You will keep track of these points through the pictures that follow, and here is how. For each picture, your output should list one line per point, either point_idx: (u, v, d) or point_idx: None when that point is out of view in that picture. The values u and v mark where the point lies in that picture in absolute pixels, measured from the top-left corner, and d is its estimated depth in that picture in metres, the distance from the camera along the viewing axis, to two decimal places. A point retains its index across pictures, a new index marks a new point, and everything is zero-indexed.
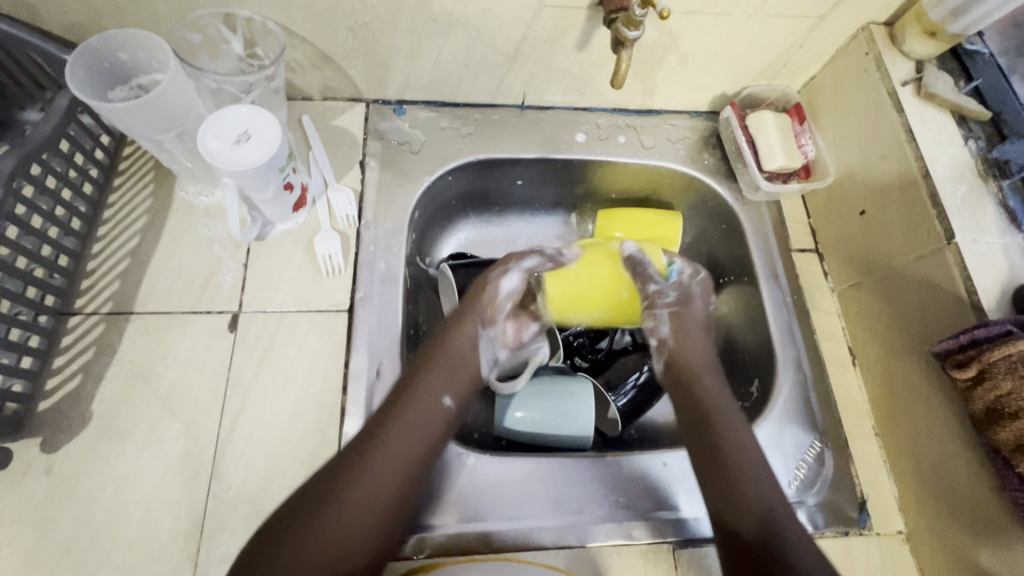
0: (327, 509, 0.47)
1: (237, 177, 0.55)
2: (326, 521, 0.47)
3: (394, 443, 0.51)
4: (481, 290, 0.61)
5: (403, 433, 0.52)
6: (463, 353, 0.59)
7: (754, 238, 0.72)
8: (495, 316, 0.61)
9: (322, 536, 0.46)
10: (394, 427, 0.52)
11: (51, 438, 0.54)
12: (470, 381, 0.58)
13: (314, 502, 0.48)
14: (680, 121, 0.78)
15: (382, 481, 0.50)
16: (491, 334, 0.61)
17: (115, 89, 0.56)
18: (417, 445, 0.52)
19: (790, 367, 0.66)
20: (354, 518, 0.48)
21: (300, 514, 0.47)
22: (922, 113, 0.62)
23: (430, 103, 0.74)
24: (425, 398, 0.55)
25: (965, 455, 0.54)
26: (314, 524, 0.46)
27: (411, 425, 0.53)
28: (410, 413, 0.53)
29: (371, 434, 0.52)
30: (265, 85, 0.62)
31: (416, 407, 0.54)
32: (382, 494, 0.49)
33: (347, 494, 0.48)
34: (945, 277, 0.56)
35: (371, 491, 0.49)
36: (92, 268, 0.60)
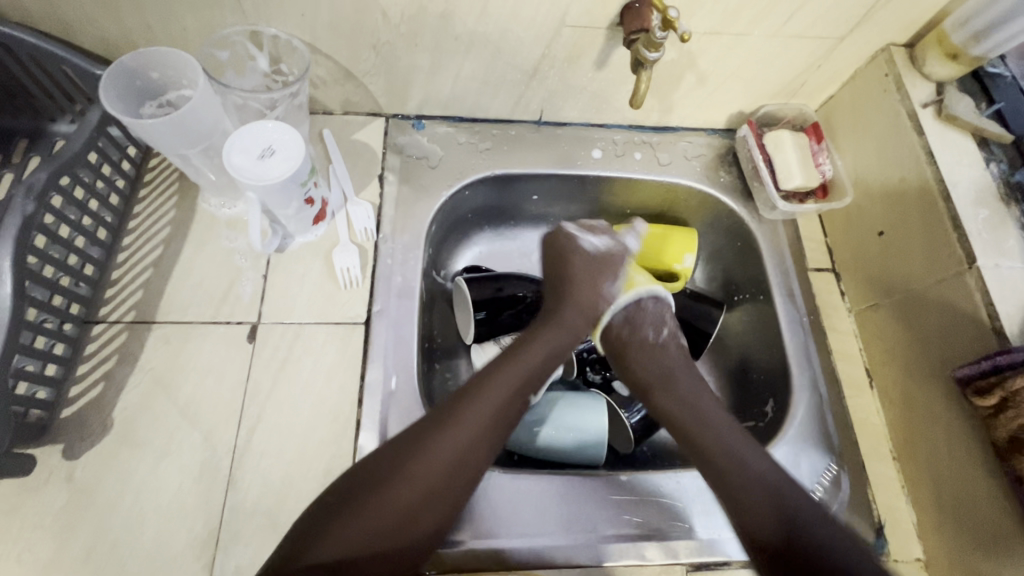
0: (396, 485, 0.48)
1: (260, 191, 0.56)
2: (399, 490, 0.48)
3: (477, 419, 0.52)
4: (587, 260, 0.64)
5: (486, 420, 0.53)
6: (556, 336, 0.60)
7: (769, 256, 0.72)
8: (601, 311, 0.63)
9: (393, 510, 0.47)
10: (478, 403, 0.53)
11: (73, 445, 0.55)
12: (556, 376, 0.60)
13: (381, 471, 0.49)
14: (696, 139, 0.78)
15: (458, 459, 0.50)
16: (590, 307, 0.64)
17: (145, 104, 0.57)
18: (499, 429, 0.53)
19: (806, 388, 0.65)
20: (422, 493, 0.48)
21: (335, 501, 0.47)
22: (942, 135, 0.62)
23: (448, 119, 0.75)
24: (510, 378, 0.56)
25: (987, 484, 0.53)
26: (386, 492, 0.47)
27: (496, 404, 0.54)
28: (497, 401, 0.54)
29: (450, 408, 0.52)
30: (290, 101, 0.62)
31: (501, 386, 0.55)
32: (458, 472, 0.50)
33: (420, 466, 0.49)
34: (966, 301, 0.55)
35: (446, 467, 0.50)
36: (117, 278, 0.61)
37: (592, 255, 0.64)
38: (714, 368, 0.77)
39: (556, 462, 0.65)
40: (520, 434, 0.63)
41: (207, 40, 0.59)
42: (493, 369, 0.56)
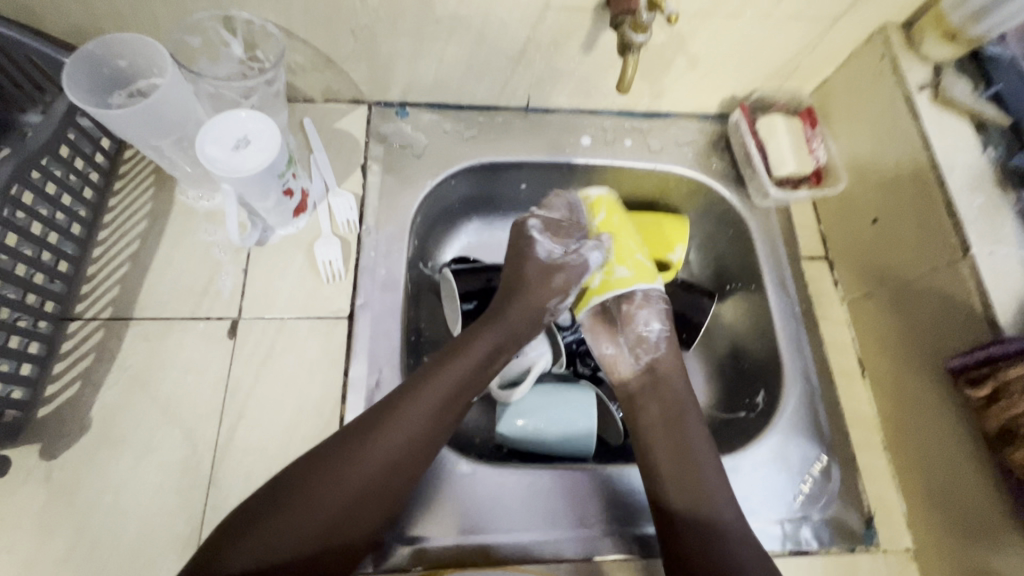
0: (337, 467, 0.48)
1: (236, 183, 0.55)
2: (333, 487, 0.47)
3: (417, 417, 0.52)
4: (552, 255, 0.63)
5: (432, 399, 0.53)
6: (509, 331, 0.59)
7: (762, 244, 0.71)
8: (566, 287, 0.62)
9: (332, 491, 0.47)
10: (420, 400, 0.52)
11: (50, 445, 0.54)
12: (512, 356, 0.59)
13: (316, 468, 0.48)
14: (688, 125, 0.76)
15: (394, 459, 0.50)
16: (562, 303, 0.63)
17: (114, 94, 0.55)
18: (441, 426, 0.53)
19: (797, 379, 0.64)
20: (356, 491, 0.48)
21: (265, 499, 0.46)
22: (939, 119, 0.60)
23: (432, 106, 0.73)
24: (457, 374, 0.55)
25: (977, 475, 0.53)
26: (319, 491, 0.47)
27: (441, 400, 0.53)
28: (445, 380, 0.54)
29: (392, 405, 0.52)
30: (266, 89, 0.60)
31: (446, 382, 0.54)
32: (394, 469, 0.50)
33: (356, 464, 0.48)
34: (960, 289, 0.54)
35: (385, 463, 0.49)
36: (93, 274, 0.60)
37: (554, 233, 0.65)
38: (706, 359, 0.76)
39: (545, 455, 0.64)
40: (508, 428, 0.63)
41: (178, 25, 0.57)
42: (441, 363, 0.55)
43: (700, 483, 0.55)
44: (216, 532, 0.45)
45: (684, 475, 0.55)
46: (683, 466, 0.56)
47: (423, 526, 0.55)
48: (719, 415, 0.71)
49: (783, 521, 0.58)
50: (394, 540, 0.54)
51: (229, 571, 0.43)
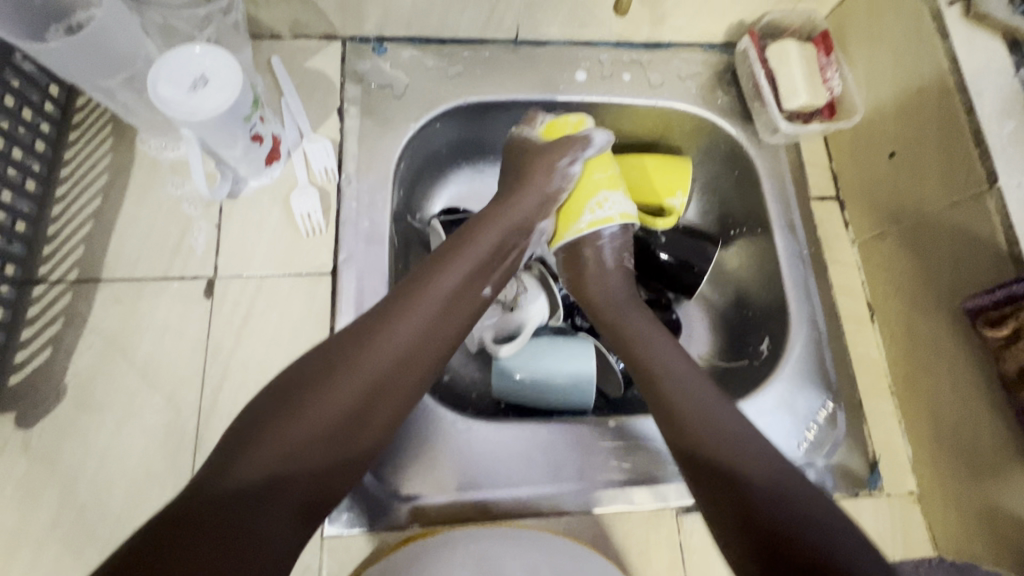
0: (340, 374, 0.45)
1: (196, 128, 0.50)
2: (343, 386, 0.45)
3: (423, 316, 0.50)
4: (537, 173, 0.60)
5: (436, 306, 0.50)
6: (504, 240, 0.57)
7: (770, 185, 0.66)
8: (550, 204, 0.61)
9: (336, 400, 0.44)
10: (426, 300, 0.50)
11: (27, 412, 0.52)
12: (508, 270, 0.58)
13: (320, 374, 0.45)
14: (692, 55, 0.70)
15: (406, 357, 0.48)
16: (538, 230, 0.61)
17: (52, 29, 0.49)
18: (447, 328, 0.51)
19: (804, 325, 0.61)
20: (367, 392, 0.45)
21: (262, 415, 0.42)
22: (971, 37, 0.54)
23: (412, 41, 0.67)
24: (464, 275, 0.53)
25: (991, 418, 0.51)
26: (327, 392, 0.44)
27: (444, 302, 0.51)
28: (447, 286, 0.52)
29: (393, 307, 0.49)
30: (223, 20, 0.56)
31: (450, 284, 0.52)
32: (406, 371, 0.48)
33: (364, 366, 0.46)
34: (983, 225, 0.51)
35: (395, 365, 0.47)
36: (54, 233, 0.56)
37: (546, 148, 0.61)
38: (709, 307, 0.74)
39: (543, 410, 0.62)
40: (502, 384, 0.61)
41: None
42: (438, 266, 0.53)
43: (732, 433, 0.47)
44: (208, 462, 0.40)
45: (716, 432, 0.47)
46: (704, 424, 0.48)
47: (422, 480, 0.53)
48: (722, 364, 0.69)
49: None
50: (390, 499, 0.53)
51: (232, 481, 0.39)
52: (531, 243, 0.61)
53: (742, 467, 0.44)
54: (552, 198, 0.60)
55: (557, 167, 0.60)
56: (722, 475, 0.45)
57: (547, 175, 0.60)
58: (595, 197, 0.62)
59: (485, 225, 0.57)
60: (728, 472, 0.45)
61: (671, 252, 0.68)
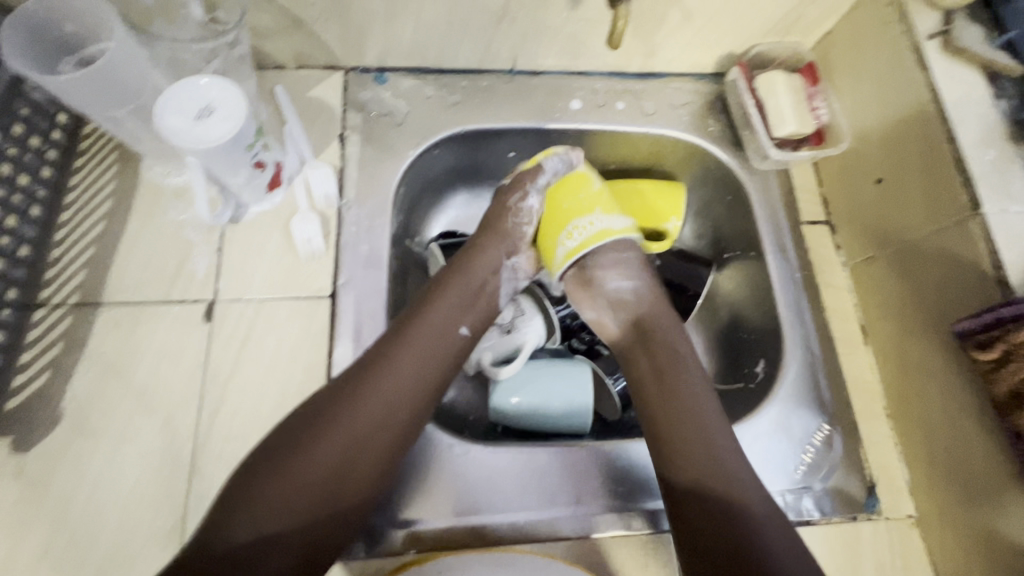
0: (320, 434, 0.45)
1: (201, 156, 0.51)
2: (323, 446, 0.45)
3: (400, 367, 0.50)
4: (502, 217, 0.61)
5: (412, 356, 0.51)
6: (477, 286, 0.57)
7: (761, 209, 0.68)
8: (517, 245, 0.61)
9: (318, 461, 0.44)
10: (404, 350, 0.51)
11: (23, 437, 0.51)
12: (486, 312, 0.58)
13: (303, 431, 0.45)
14: (683, 85, 0.72)
15: (390, 407, 0.48)
16: (513, 264, 0.61)
17: (63, 62, 0.51)
18: (428, 374, 0.51)
19: (798, 347, 0.62)
20: (354, 448, 0.46)
21: (247, 477, 0.43)
22: (950, 69, 0.56)
23: (412, 71, 0.69)
24: (438, 325, 0.53)
25: (984, 440, 0.51)
26: (309, 451, 0.44)
27: (424, 350, 0.52)
28: (422, 336, 0.52)
29: (370, 363, 0.49)
30: (229, 52, 0.57)
31: (427, 333, 0.53)
32: (390, 421, 0.48)
33: (348, 419, 0.46)
34: (969, 250, 0.52)
35: (379, 416, 0.47)
36: (56, 258, 0.56)
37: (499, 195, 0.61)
38: (704, 329, 0.74)
39: (541, 433, 0.62)
40: (499, 407, 0.61)
41: None
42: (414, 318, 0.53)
43: (711, 456, 0.48)
44: (201, 528, 0.41)
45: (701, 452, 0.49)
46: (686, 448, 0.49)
47: (416, 507, 0.53)
48: (717, 387, 0.70)
49: (784, 492, 0.57)
50: (386, 526, 0.52)
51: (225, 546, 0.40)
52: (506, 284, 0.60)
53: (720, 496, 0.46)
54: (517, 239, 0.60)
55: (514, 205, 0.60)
56: (705, 505, 0.46)
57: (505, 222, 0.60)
58: (574, 219, 0.60)
59: (457, 273, 0.57)
60: (707, 497, 0.47)
61: (668, 273, 0.69)
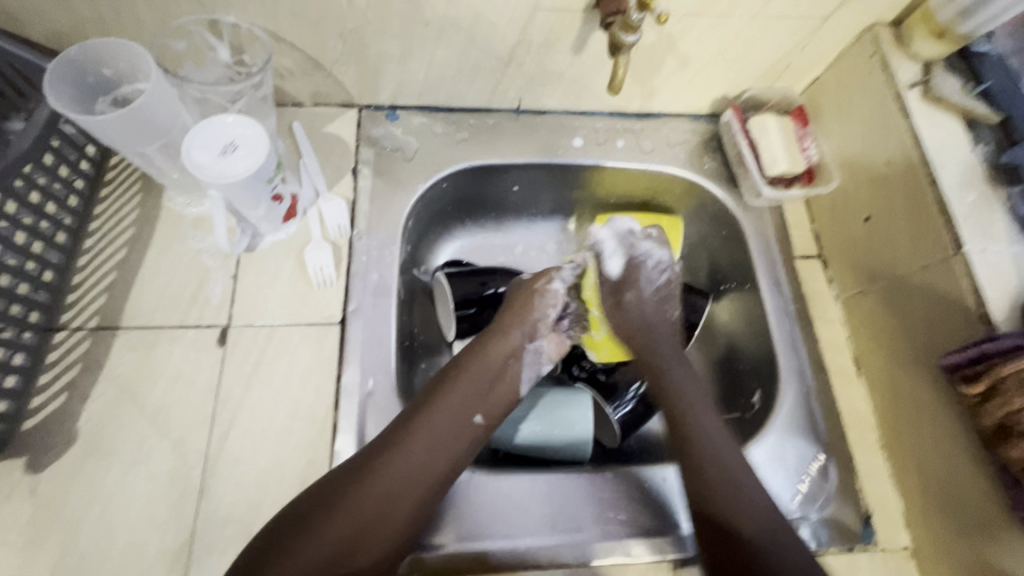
0: (349, 501, 0.47)
1: (223, 189, 0.54)
2: (351, 513, 0.47)
3: (422, 444, 0.52)
4: (526, 302, 0.62)
5: (434, 432, 0.53)
6: (494, 368, 0.58)
7: (755, 244, 0.71)
8: (540, 329, 0.62)
9: (345, 526, 0.47)
10: (416, 437, 0.52)
11: (38, 457, 0.53)
12: (502, 399, 0.58)
13: (311, 516, 0.46)
14: (679, 125, 0.76)
15: (396, 494, 0.49)
16: (536, 347, 0.62)
17: (99, 101, 0.55)
18: (434, 466, 0.52)
19: (792, 378, 0.64)
20: (374, 519, 0.48)
21: (280, 532, 0.46)
22: (929, 116, 0.60)
23: (422, 109, 0.72)
24: (456, 406, 0.55)
25: (975, 471, 0.53)
26: (314, 539, 0.45)
27: (434, 439, 0.52)
28: (444, 412, 0.54)
29: (397, 436, 0.51)
30: (253, 93, 0.61)
31: (448, 411, 0.54)
32: (398, 510, 0.49)
33: (355, 506, 0.47)
34: (954, 288, 0.54)
35: (398, 489, 0.50)
36: (80, 281, 0.59)
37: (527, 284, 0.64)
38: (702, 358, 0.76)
39: (542, 460, 0.63)
40: (503, 432, 0.62)
41: (162, 29, 0.56)
42: (439, 393, 0.55)
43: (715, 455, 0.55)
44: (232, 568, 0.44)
45: (715, 469, 0.54)
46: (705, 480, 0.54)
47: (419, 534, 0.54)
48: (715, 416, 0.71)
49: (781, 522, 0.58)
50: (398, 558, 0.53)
51: None
52: (527, 367, 0.61)
53: (736, 515, 0.51)
54: (538, 325, 0.61)
55: (541, 289, 0.63)
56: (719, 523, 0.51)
57: (529, 306, 0.62)
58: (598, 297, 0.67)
59: (476, 354, 0.59)
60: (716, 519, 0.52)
61: None
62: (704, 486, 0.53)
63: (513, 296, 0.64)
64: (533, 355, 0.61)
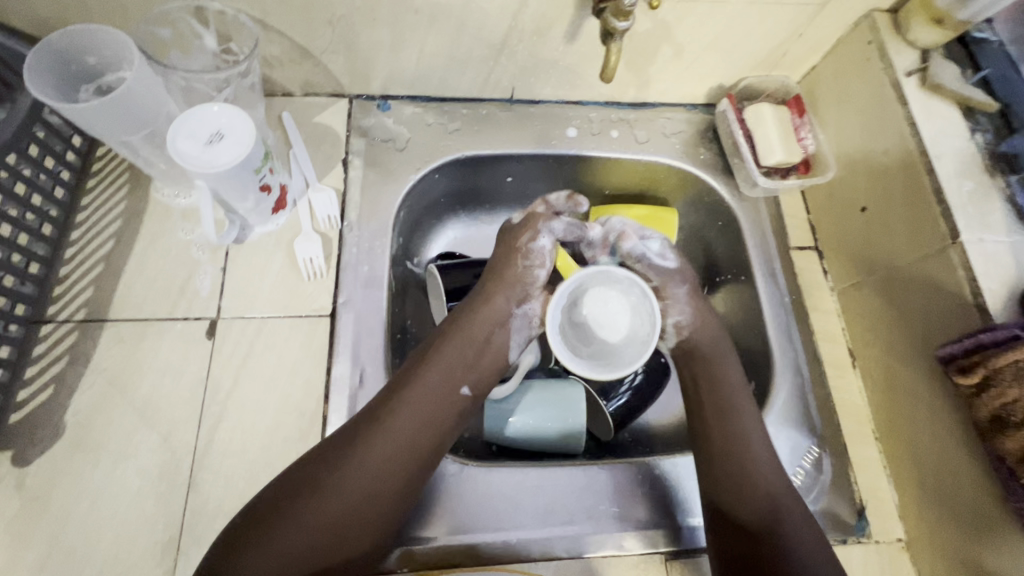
0: (329, 483, 0.48)
1: (210, 179, 0.53)
2: (332, 492, 0.47)
3: (401, 420, 0.51)
4: (508, 262, 0.58)
5: (413, 408, 0.52)
6: (480, 336, 0.56)
7: (751, 235, 0.70)
8: (529, 292, 0.58)
9: (327, 507, 0.47)
10: (400, 412, 0.51)
11: (24, 450, 0.52)
12: (490, 367, 0.57)
13: (296, 493, 0.47)
14: (675, 115, 0.75)
15: (380, 472, 0.49)
16: (525, 311, 0.58)
17: (82, 89, 0.54)
18: (418, 439, 0.51)
19: (787, 370, 0.63)
20: (356, 497, 0.48)
21: (261, 513, 0.46)
22: (927, 104, 0.59)
23: (414, 99, 0.71)
24: (438, 379, 0.54)
25: (970, 464, 0.52)
26: (298, 517, 0.46)
27: (419, 417, 0.52)
28: (424, 387, 0.53)
29: (376, 413, 0.51)
30: (241, 82, 0.60)
31: (428, 385, 0.53)
32: (381, 487, 0.49)
33: (340, 483, 0.48)
34: (950, 278, 0.54)
35: (379, 467, 0.49)
36: (66, 273, 0.58)
37: (511, 237, 0.59)
38: None
39: (535, 453, 0.63)
40: (495, 426, 0.62)
41: (146, 16, 0.55)
42: (420, 368, 0.54)
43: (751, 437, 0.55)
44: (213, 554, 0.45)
45: (729, 451, 0.54)
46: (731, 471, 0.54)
47: (409, 526, 0.54)
48: None
49: None
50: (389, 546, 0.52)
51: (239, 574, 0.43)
52: (517, 332, 0.58)
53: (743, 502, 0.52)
54: (526, 285, 0.58)
55: (524, 250, 0.58)
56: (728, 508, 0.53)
57: (515, 269, 0.58)
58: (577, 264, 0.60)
59: (461, 323, 0.57)
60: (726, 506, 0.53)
61: None
62: (717, 463, 0.54)
63: (496, 259, 0.59)
64: (525, 317, 0.58)
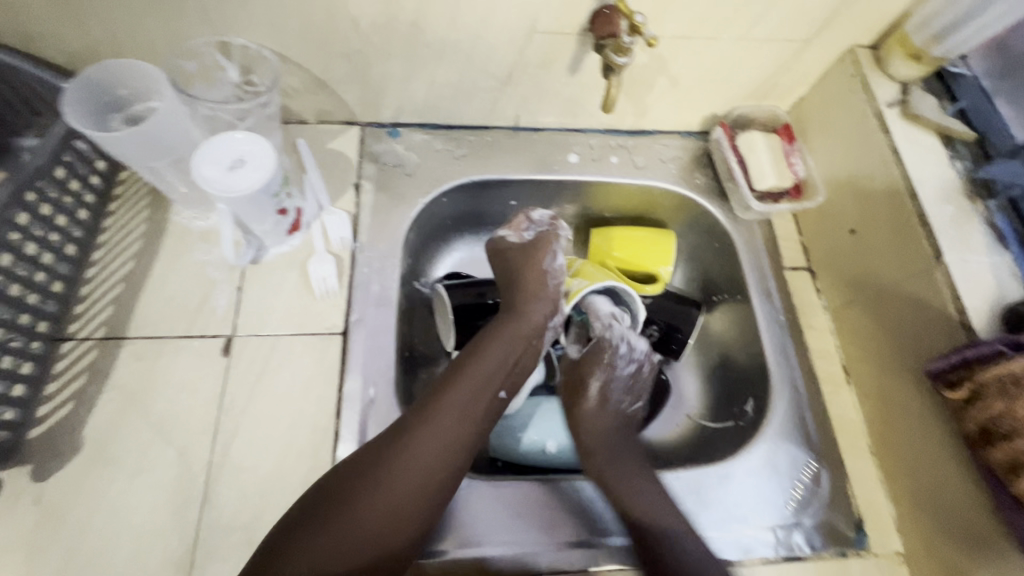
0: (372, 487, 0.49)
1: (230, 202, 0.56)
2: (378, 495, 0.48)
3: (443, 423, 0.52)
4: (533, 273, 0.64)
5: (455, 413, 0.53)
6: (518, 345, 0.60)
7: (746, 256, 0.73)
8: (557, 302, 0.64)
9: (370, 511, 0.48)
10: (441, 415, 0.53)
11: (42, 465, 0.53)
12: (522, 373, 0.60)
13: (336, 500, 0.48)
14: (671, 142, 0.79)
15: (422, 476, 0.50)
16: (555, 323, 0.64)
17: (111, 118, 0.57)
18: (461, 442, 0.53)
19: (784, 386, 0.65)
20: (400, 500, 0.49)
21: (299, 522, 0.47)
22: (908, 133, 0.63)
23: (423, 126, 0.75)
24: (477, 384, 0.56)
25: (962, 476, 0.54)
26: (344, 522, 0.47)
27: (460, 412, 0.54)
28: (464, 391, 0.55)
29: (417, 417, 0.52)
30: (261, 112, 0.62)
31: (467, 389, 0.55)
32: (425, 489, 0.50)
33: (384, 487, 0.49)
34: (935, 296, 0.56)
35: (424, 470, 0.50)
36: (87, 292, 0.60)
37: (532, 249, 0.65)
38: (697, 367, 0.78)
39: (540, 467, 0.65)
40: (501, 439, 0.64)
41: (174, 50, 0.59)
42: (458, 373, 0.56)
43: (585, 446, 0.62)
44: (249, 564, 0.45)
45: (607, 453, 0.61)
46: (632, 494, 0.57)
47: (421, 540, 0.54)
48: (708, 424, 0.72)
49: (775, 527, 0.59)
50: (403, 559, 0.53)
51: None
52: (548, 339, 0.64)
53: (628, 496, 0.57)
54: (555, 296, 0.64)
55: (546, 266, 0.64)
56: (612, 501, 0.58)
57: (543, 284, 0.63)
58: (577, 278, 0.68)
59: (497, 330, 0.60)
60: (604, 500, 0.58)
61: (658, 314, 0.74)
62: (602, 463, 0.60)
63: (518, 269, 0.64)
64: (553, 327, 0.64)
